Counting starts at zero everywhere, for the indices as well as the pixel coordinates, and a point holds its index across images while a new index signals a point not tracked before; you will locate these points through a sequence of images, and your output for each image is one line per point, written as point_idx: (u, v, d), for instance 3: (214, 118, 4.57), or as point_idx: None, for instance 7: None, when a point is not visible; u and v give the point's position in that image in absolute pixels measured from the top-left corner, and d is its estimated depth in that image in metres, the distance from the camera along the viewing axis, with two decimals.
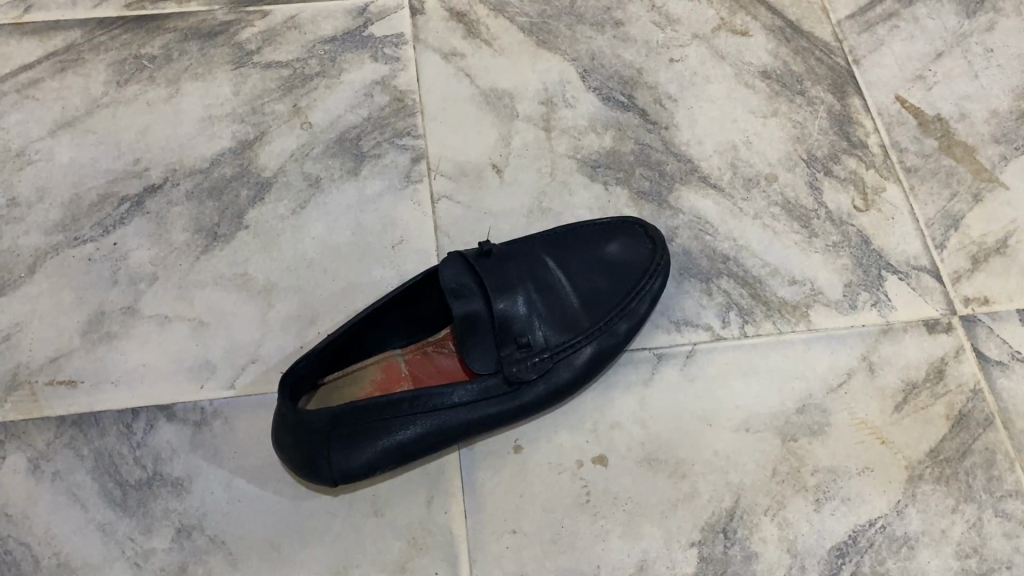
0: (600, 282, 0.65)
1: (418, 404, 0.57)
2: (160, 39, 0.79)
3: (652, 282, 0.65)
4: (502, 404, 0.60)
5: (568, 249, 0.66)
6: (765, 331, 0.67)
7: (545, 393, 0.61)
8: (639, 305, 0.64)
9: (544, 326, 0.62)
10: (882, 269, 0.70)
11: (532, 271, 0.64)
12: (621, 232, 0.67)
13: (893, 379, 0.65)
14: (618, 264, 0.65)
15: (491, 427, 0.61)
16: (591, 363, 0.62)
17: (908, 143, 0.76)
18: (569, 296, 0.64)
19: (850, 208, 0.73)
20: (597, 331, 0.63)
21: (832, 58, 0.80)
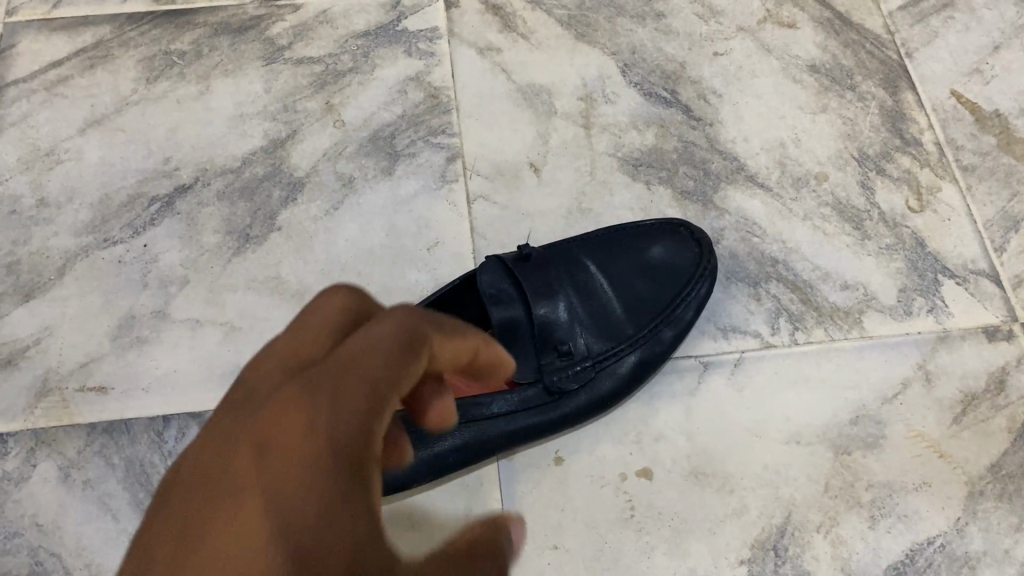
0: (645, 287, 0.62)
1: (458, 416, 0.55)
2: (190, 35, 0.78)
3: (700, 285, 0.62)
4: (542, 415, 0.58)
5: (611, 252, 0.63)
6: (817, 338, 0.64)
7: (588, 404, 0.59)
8: (687, 310, 0.61)
9: (585, 333, 0.60)
10: (938, 273, 0.67)
11: (573, 276, 0.61)
12: (666, 232, 0.64)
13: (951, 391, 0.62)
14: (663, 267, 0.63)
15: (531, 440, 0.58)
16: (636, 372, 0.60)
17: (965, 140, 0.72)
18: (612, 302, 0.61)
19: (904, 209, 0.70)
20: (643, 338, 0.60)
21: (883, 52, 0.77)
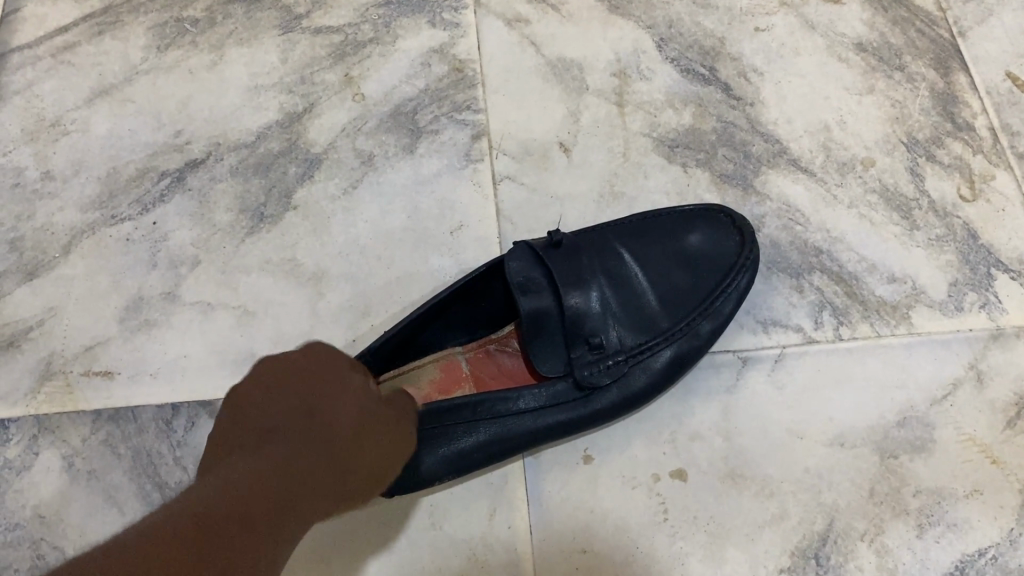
0: (680, 278, 0.58)
1: (484, 411, 0.51)
2: (203, 1, 0.74)
3: (738, 275, 0.58)
4: (573, 411, 0.54)
5: (644, 242, 0.60)
6: (862, 334, 0.61)
7: (616, 400, 0.56)
8: (725, 303, 0.58)
9: (618, 324, 0.56)
10: (991, 267, 0.63)
11: (604, 265, 0.58)
12: (703, 220, 0.61)
13: (1005, 393, 0.59)
14: (700, 258, 0.59)
15: (560, 435, 0.55)
16: (668, 367, 0.57)
17: (1021, 125, 0.68)
18: (645, 292, 0.58)
19: (955, 197, 0.66)
20: (677, 332, 0.57)
21: (935, 30, 0.72)
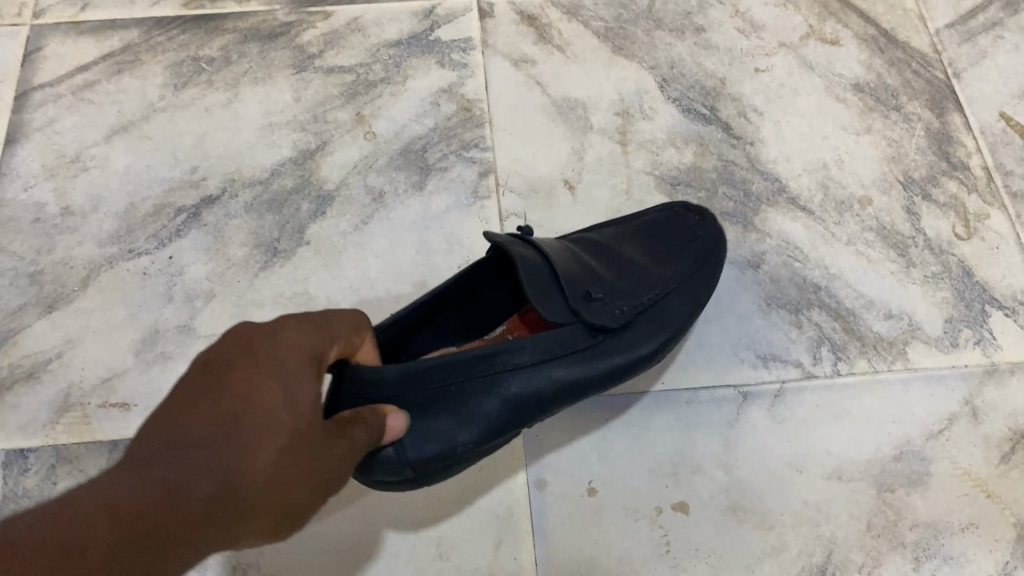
0: (659, 254, 0.59)
1: (497, 357, 0.48)
2: (218, 41, 0.76)
3: (716, 254, 0.60)
4: (586, 360, 0.52)
5: (621, 237, 0.61)
6: (860, 369, 0.62)
7: (626, 345, 0.54)
8: (707, 272, 0.59)
9: (614, 286, 0.55)
10: (986, 304, 0.65)
11: (584, 251, 0.57)
12: (671, 216, 0.62)
13: (999, 427, 0.60)
14: (677, 241, 0.60)
15: (576, 392, 0.52)
16: (669, 323, 0.56)
17: (1014, 165, 0.70)
18: (630, 265, 0.58)
19: (950, 236, 0.67)
20: (666, 291, 0.57)
21: (930, 71, 0.74)
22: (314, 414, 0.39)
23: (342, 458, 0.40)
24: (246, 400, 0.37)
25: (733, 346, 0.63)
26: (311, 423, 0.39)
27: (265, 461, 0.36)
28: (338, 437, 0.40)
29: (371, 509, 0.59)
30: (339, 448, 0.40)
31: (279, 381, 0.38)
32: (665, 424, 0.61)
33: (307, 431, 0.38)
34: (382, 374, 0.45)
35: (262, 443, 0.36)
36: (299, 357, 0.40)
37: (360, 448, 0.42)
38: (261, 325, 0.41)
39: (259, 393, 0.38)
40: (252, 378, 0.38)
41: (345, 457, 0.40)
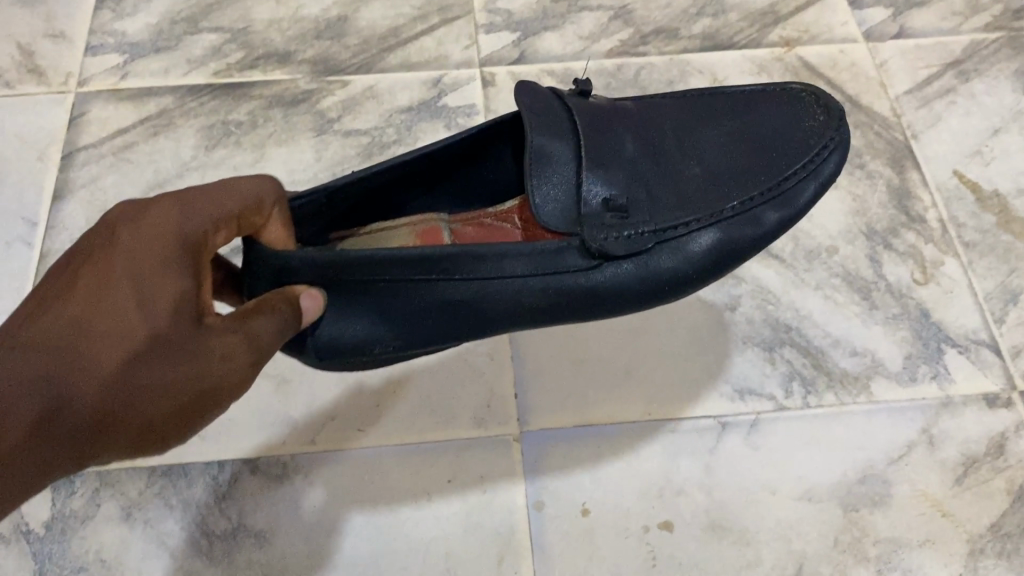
0: (734, 158, 0.54)
1: (457, 263, 0.47)
2: (246, 106, 0.84)
3: (808, 177, 0.54)
4: (571, 280, 0.49)
5: (698, 121, 0.56)
6: (828, 402, 0.69)
7: (626, 277, 0.50)
8: (774, 201, 0.53)
9: (641, 200, 0.51)
10: (942, 342, 0.71)
11: (664, 134, 0.55)
12: (792, 108, 0.58)
13: (954, 453, 0.67)
14: (760, 144, 0.55)
15: (557, 307, 0.50)
16: (692, 255, 0.51)
17: (967, 217, 0.78)
18: (689, 169, 0.53)
19: (909, 281, 0.74)
20: (714, 218, 0.52)
21: (890, 133, 0.82)
22: (178, 298, 0.40)
23: (223, 349, 0.41)
24: (103, 291, 0.39)
25: (714, 382, 0.70)
26: (173, 307, 0.40)
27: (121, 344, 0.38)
28: (214, 328, 0.41)
29: (386, 528, 0.65)
30: (217, 339, 0.41)
31: (137, 267, 0.40)
32: (652, 451, 0.67)
33: (169, 312, 0.40)
34: (297, 262, 0.46)
35: (115, 326, 0.38)
36: (164, 244, 0.41)
37: (251, 342, 0.43)
38: (132, 217, 0.42)
39: (117, 283, 0.39)
40: (107, 272, 0.40)
41: (227, 351, 0.41)
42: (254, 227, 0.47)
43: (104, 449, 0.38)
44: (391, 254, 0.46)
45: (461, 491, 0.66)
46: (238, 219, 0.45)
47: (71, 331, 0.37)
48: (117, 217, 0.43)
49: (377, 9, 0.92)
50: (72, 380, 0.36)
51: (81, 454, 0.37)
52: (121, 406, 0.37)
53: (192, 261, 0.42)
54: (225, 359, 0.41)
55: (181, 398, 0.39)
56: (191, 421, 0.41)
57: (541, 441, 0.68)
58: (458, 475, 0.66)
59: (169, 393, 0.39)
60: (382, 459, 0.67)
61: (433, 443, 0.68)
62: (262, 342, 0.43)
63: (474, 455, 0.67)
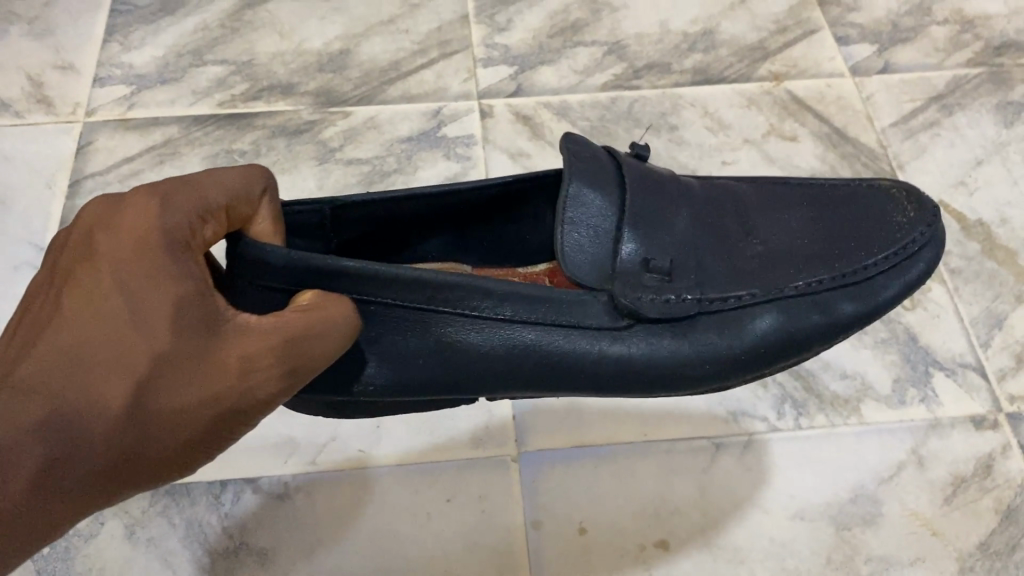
0: (803, 243, 0.56)
1: (489, 303, 0.48)
2: (250, 136, 0.87)
3: (884, 270, 0.55)
4: (600, 335, 0.50)
5: (775, 206, 0.59)
6: (819, 424, 0.70)
7: (660, 340, 0.51)
8: (837, 293, 0.54)
9: (688, 266, 0.52)
10: (929, 366, 0.73)
11: (734, 213, 0.57)
12: (884, 206, 0.59)
13: (943, 474, 0.68)
14: (839, 237, 0.56)
15: (583, 367, 0.51)
16: (735, 335, 0.52)
17: (952, 245, 0.80)
18: (753, 247, 0.55)
19: (897, 306, 0.76)
20: (768, 296, 0.53)
21: (877, 164, 0.85)
22: (179, 306, 0.41)
23: (245, 353, 0.42)
24: (103, 310, 0.41)
25: (707, 404, 0.71)
26: (177, 316, 0.41)
27: (128, 366, 0.40)
28: (231, 335, 0.42)
29: (385, 547, 0.66)
30: (235, 346, 0.42)
31: (132, 280, 0.41)
32: (647, 471, 0.68)
33: (173, 325, 0.41)
34: (272, 257, 0.45)
35: (122, 348, 0.40)
36: (155, 248, 0.42)
37: (278, 344, 0.42)
38: (116, 216, 0.44)
39: (113, 298, 0.41)
40: (102, 287, 0.41)
41: (247, 357, 0.42)
42: (246, 216, 0.48)
43: (142, 472, 0.40)
44: (418, 280, 0.47)
45: (460, 510, 0.67)
46: (226, 210, 0.46)
47: (78, 358, 0.39)
48: (103, 216, 0.44)
49: (378, 43, 0.95)
50: (86, 409, 0.38)
51: (117, 479, 0.39)
52: (144, 428, 0.40)
53: (188, 262, 0.43)
54: (248, 366, 0.42)
55: (207, 414, 0.41)
56: (227, 432, 0.42)
57: (539, 462, 0.69)
58: (457, 495, 0.67)
59: (190, 407, 0.41)
60: (382, 479, 0.68)
61: (433, 463, 0.69)
62: (299, 343, 0.43)
63: (473, 476, 0.68)
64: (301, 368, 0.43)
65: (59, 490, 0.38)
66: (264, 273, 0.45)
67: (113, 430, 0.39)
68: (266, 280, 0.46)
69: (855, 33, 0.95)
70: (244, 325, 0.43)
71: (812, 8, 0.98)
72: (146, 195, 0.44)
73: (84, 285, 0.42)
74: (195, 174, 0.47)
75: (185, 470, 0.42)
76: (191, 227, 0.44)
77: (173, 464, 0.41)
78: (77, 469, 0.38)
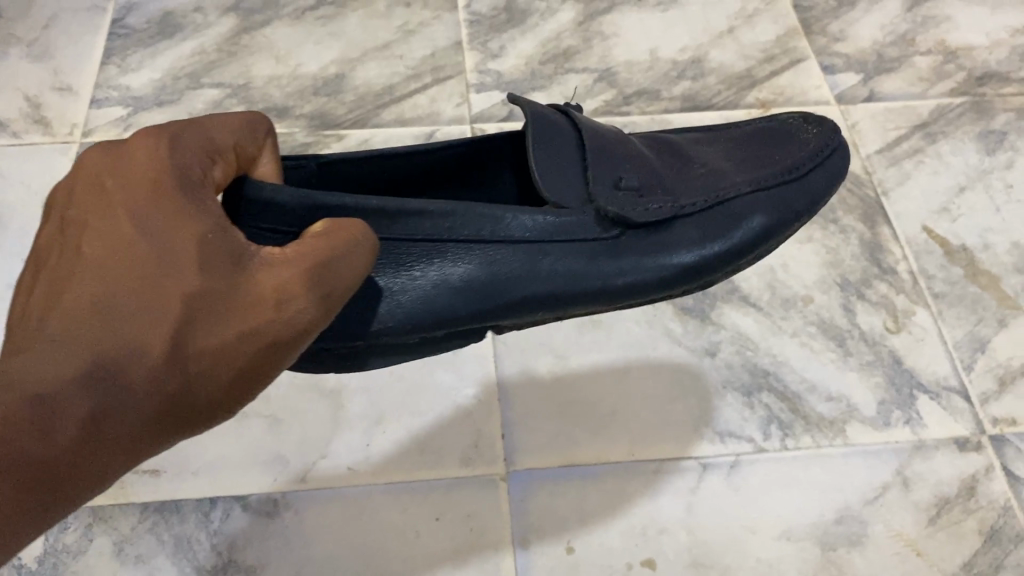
0: (738, 165, 0.65)
1: (479, 223, 0.52)
2: None
3: (821, 169, 0.65)
4: (592, 244, 0.55)
5: (694, 144, 0.67)
6: (805, 445, 0.71)
7: (645, 243, 0.57)
8: (788, 189, 0.63)
9: (647, 184, 0.59)
10: (914, 388, 0.74)
11: (670, 152, 0.64)
12: (791, 129, 0.70)
13: (927, 494, 0.69)
14: (758, 155, 0.67)
15: (580, 279, 0.55)
16: (709, 234, 0.59)
17: (936, 270, 0.81)
18: (695, 168, 0.63)
19: (882, 329, 0.77)
20: (723, 198, 0.60)
21: (862, 189, 0.86)
22: (203, 242, 0.42)
23: (276, 279, 0.42)
24: (129, 257, 0.42)
25: (695, 424, 0.72)
26: (201, 252, 0.42)
27: (162, 308, 0.40)
28: (260, 267, 0.43)
29: (374, 565, 0.66)
30: (266, 276, 0.42)
31: (152, 224, 0.43)
32: (635, 490, 0.69)
33: (199, 261, 0.42)
34: (283, 198, 0.47)
35: (154, 291, 0.41)
36: (170, 190, 0.44)
37: (309, 270, 0.43)
38: (124, 166, 0.45)
39: (136, 243, 0.42)
40: (124, 235, 0.43)
41: (281, 284, 0.42)
42: (251, 158, 0.50)
43: (192, 414, 0.41)
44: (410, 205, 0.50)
45: (449, 529, 0.67)
46: (234, 152, 0.48)
47: (110, 304, 0.40)
48: (111, 168, 0.46)
49: (372, 67, 0.96)
50: (128, 355, 0.39)
51: (169, 424, 0.40)
52: (187, 366, 0.40)
53: (205, 199, 0.44)
54: (283, 295, 0.42)
55: (251, 343, 0.41)
56: (271, 367, 0.42)
57: (528, 481, 0.69)
58: (446, 512, 0.68)
59: (229, 341, 0.41)
60: (371, 496, 0.69)
61: (421, 480, 0.69)
62: (329, 269, 0.43)
63: (462, 494, 0.69)
64: (337, 293, 0.44)
65: (116, 440, 0.38)
66: (271, 214, 0.48)
67: (159, 366, 0.39)
68: (276, 223, 0.48)
69: (841, 62, 0.97)
70: (272, 258, 0.44)
71: (799, 38, 1.00)
72: (151, 140, 0.46)
73: (103, 237, 0.43)
74: (200, 117, 0.49)
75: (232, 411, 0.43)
76: (202, 168, 0.46)
77: (222, 404, 0.41)
78: (130, 418, 0.38)
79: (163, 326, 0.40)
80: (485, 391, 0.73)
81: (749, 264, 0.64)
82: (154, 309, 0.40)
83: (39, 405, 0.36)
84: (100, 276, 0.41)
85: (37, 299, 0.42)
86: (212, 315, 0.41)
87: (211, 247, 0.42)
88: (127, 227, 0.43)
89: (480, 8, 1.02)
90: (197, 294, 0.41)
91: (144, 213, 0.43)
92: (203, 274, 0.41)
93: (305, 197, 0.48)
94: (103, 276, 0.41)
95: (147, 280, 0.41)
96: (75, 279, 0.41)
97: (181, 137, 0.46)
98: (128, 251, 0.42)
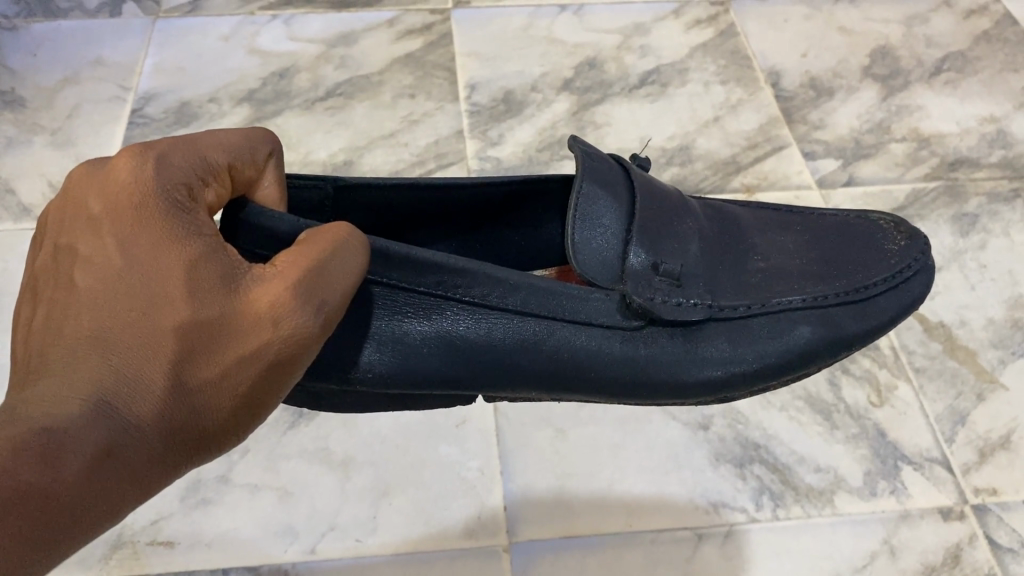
0: (803, 266, 0.68)
1: (514, 299, 0.56)
2: None
3: (889, 297, 0.67)
4: (606, 333, 0.59)
5: (763, 227, 0.72)
6: (795, 514, 0.74)
7: (666, 342, 0.61)
8: (841, 311, 0.66)
9: (690, 273, 0.63)
10: (898, 460, 0.77)
11: (736, 234, 0.69)
12: (877, 233, 0.72)
13: (914, 563, 0.72)
14: (830, 259, 0.69)
15: (587, 368, 0.60)
16: (736, 343, 0.63)
17: (916, 345, 0.85)
18: (754, 264, 0.67)
19: (866, 403, 0.81)
20: (766, 309, 0.64)
21: None
22: (193, 267, 0.45)
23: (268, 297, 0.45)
24: (121, 287, 0.45)
25: (691, 497, 0.75)
26: (192, 274, 0.45)
27: (160, 342, 0.43)
28: (254, 285, 0.46)
29: None
30: (261, 294, 0.46)
31: (139, 252, 0.46)
32: (634, 560, 0.72)
33: (191, 286, 0.45)
34: (283, 227, 0.51)
35: (150, 321, 0.44)
36: (157, 212, 0.46)
37: (302, 283, 0.46)
38: (106, 189, 0.48)
39: (127, 273, 0.45)
40: (114, 265, 0.46)
41: (274, 302, 0.45)
42: (252, 180, 0.54)
43: (200, 438, 0.45)
44: (455, 272, 0.54)
45: None
46: (228, 171, 0.52)
47: (110, 338, 0.43)
48: (93, 191, 0.48)
49: (379, 155, 1.02)
50: (133, 388, 0.42)
51: (179, 451, 0.44)
52: (192, 395, 0.44)
53: (193, 219, 0.47)
54: (279, 312, 0.45)
55: (249, 366, 0.45)
56: (272, 385, 0.46)
57: (530, 552, 0.72)
58: None
59: (231, 366, 0.45)
60: (379, 567, 0.71)
61: (427, 551, 0.72)
62: (320, 277, 0.47)
63: (466, 565, 0.71)
64: (329, 302, 0.47)
65: (132, 471, 0.41)
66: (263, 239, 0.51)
67: (163, 395, 0.43)
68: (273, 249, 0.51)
69: (820, 148, 1.03)
70: (265, 274, 0.47)
71: (780, 125, 1.06)
72: (134, 157, 0.48)
73: (95, 266, 0.46)
74: (198, 135, 0.52)
75: (240, 434, 0.47)
76: (190, 188, 0.49)
77: (228, 427, 0.46)
78: (141, 447, 0.42)
79: (162, 357, 0.43)
80: (488, 465, 0.76)
81: (779, 382, 0.68)
82: (153, 338, 0.44)
83: (49, 439, 0.39)
84: (98, 306, 0.45)
85: (41, 335, 0.45)
86: (208, 340, 0.44)
87: (199, 271, 0.45)
88: (116, 254, 0.46)
89: (480, 99, 1.08)
90: (191, 320, 0.44)
91: (131, 240, 0.46)
92: (193, 300, 0.45)
93: (304, 226, 0.51)
94: (101, 307, 0.44)
95: (140, 310, 0.44)
96: (72, 310, 0.45)
97: (173, 157, 0.49)
98: (123, 279, 0.45)
